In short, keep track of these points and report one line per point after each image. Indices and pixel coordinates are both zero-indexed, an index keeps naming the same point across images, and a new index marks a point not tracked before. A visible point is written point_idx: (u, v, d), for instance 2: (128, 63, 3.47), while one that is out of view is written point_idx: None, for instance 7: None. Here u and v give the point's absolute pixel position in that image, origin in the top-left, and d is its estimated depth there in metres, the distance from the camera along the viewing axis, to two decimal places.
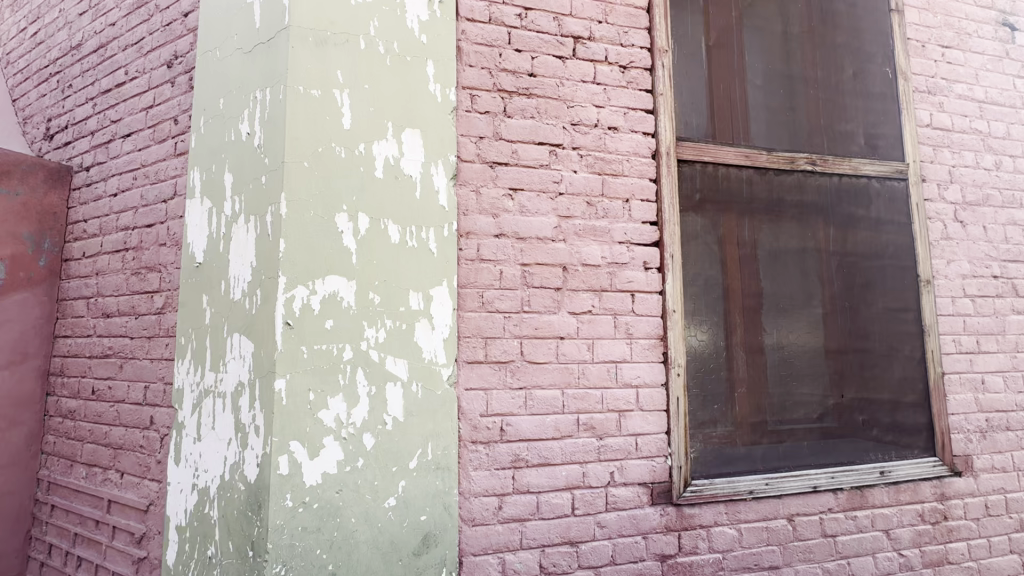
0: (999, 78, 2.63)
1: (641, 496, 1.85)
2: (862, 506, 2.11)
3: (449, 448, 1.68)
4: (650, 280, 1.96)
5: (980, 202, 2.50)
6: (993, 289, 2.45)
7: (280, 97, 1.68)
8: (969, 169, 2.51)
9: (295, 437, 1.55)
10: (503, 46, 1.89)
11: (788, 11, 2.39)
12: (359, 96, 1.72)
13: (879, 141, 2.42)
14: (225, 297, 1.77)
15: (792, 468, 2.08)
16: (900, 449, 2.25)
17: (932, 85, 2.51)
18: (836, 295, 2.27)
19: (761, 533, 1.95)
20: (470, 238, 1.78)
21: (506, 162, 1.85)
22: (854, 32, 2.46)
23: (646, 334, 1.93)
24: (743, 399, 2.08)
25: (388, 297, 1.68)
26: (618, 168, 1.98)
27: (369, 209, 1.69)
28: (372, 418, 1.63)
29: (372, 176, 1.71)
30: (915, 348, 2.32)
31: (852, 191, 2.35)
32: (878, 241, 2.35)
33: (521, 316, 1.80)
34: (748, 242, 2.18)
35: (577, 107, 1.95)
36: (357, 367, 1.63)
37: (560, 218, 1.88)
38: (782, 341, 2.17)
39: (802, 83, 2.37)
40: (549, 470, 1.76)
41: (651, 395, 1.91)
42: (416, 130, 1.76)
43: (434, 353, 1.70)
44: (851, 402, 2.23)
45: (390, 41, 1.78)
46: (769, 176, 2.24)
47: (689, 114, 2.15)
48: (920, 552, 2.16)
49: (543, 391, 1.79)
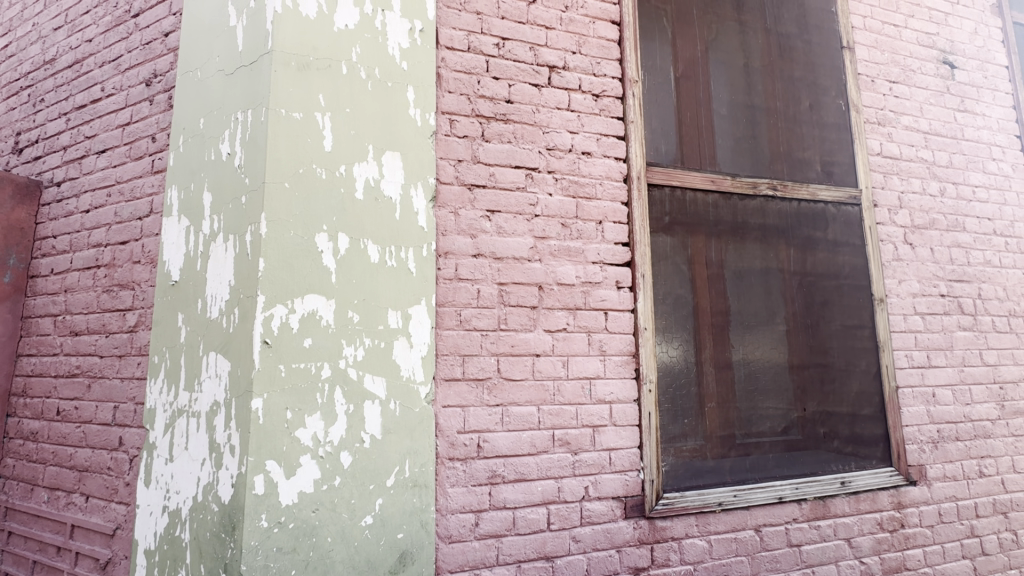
0: (941, 111, 2.84)
1: (614, 510, 1.90)
2: (825, 515, 2.20)
3: (427, 464, 1.70)
4: (622, 299, 2.04)
5: (927, 226, 2.68)
6: (940, 307, 2.61)
7: (261, 120, 1.71)
8: (916, 195, 2.69)
9: (271, 457, 1.55)
10: (481, 74, 1.98)
11: (749, 45, 2.55)
12: (341, 119, 1.77)
13: (834, 168, 2.58)
14: (201, 315, 1.77)
15: (759, 479, 2.16)
16: (860, 460, 2.36)
17: (881, 117, 2.70)
18: (797, 313, 2.40)
19: (730, 544, 2.01)
20: (449, 258, 1.84)
21: (484, 184, 1.91)
22: (810, 66, 2.64)
23: (619, 351, 2.00)
24: (712, 413, 2.16)
25: (367, 316, 1.71)
26: (592, 192, 2.06)
27: (349, 228, 1.73)
28: (350, 436, 1.65)
29: (352, 197, 1.75)
30: (871, 362, 2.45)
31: (811, 215, 2.50)
32: (835, 262, 2.49)
33: (498, 334, 1.85)
34: (715, 262, 2.28)
35: (552, 133, 2.04)
36: (335, 385, 1.65)
37: (536, 238, 1.95)
38: (747, 357, 2.27)
39: (763, 113, 2.52)
40: (525, 485, 1.80)
41: (624, 410, 1.97)
42: (396, 153, 1.82)
43: (412, 371, 1.73)
44: (813, 415, 2.34)
45: (372, 67, 1.84)
46: (734, 200, 2.36)
47: (658, 140, 2.27)
48: (880, 559, 2.25)
49: (520, 408, 1.83)
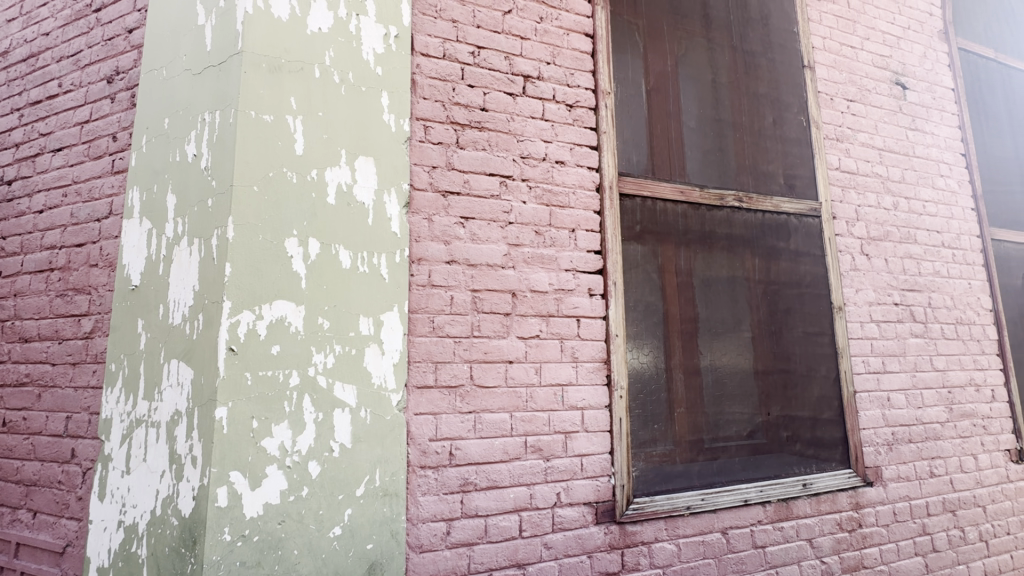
0: (894, 130, 3.00)
1: (586, 516, 1.91)
2: (788, 516, 2.27)
3: (398, 473, 1.68)
4: (594, 306, 2.07)
5: (881, 238, 2.81)
6: (894, 315, 2.75)
7: (230, 121, 1.68)
8: (872, 208, 2.83)
9: (235, 467, 1.50)
10: (457, 81, 1.99)
11: (717, 61, 2.64)
12: (313, 123, 1.75)
13: (796, 181, 2.69)
14: (163, 321, 1.71)
15: (725, 483, 2.22)
16: (820, 462, 2.45)
17: (839, 133, 2.83)
18: (761, 320, 2.48)
19: (698, 547, 2.05)
20: (422, 264, 1.83)
21: (458, 191, 1.92)
22: (773, 83, 2.75)
23: (591, 358, 2.02)
24: (681, 419, 2.21)
25: (338, 322, 1.69)
26: (565, 200, 2.09)
27: (320, 233, 1.70)
28: (318, 445, 1.61)
29: (323, 202, 1.73)
30: (830, 368, 2.55)
31: (774, 226, 2.59)
32: (797, 271, 2.59)
33: (472, 341, 1.85)
34: (684, 271, 2.34)
35: (526, 142, 2.06)
36: (304, 394, 1.61)
37: (509, 246, 1.97)
38: (715, 363, 2.34)
39: (730, 127, 2.61)
40: (497, 492, 1.80)
41: (596, 416, 1.99)
42: (369, 158, 1.81)
43: (384, 378, 1.71)
44: (776, 419, 2.41)
45: (346, 71, 1.83)
46: (702, 211, 2.43)
47: (630, 151, 2.32)
48: (840, 558, 2.34)
49: (492, 415, 1.83)
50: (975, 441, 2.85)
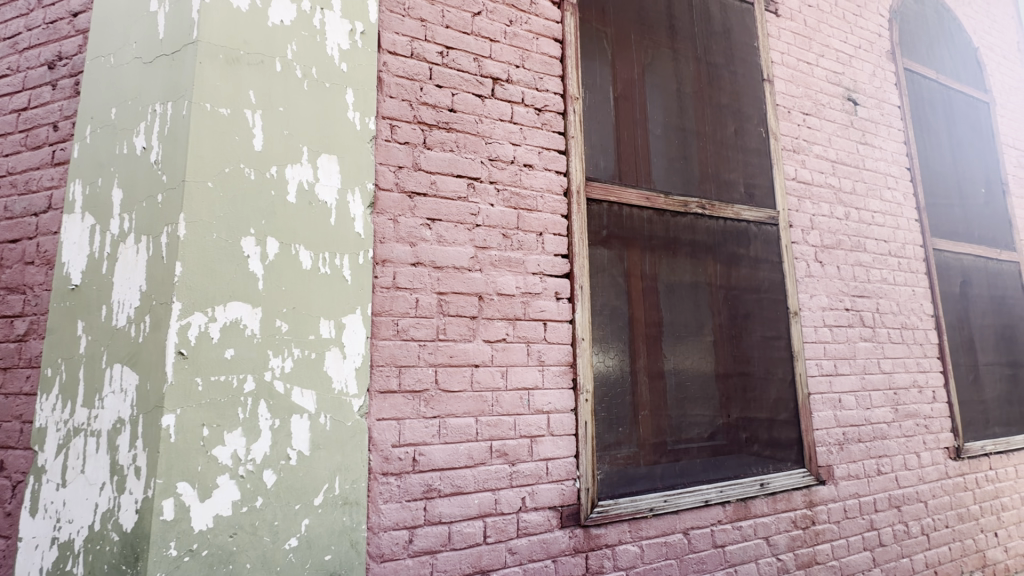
0: (847, 143, 3.15)
1: (551, 520, 1.91)
2: (746, 515, 2.33)
3: (359, 481, 1.63)
4: (561, 310, 2.07)
5: (834, 246, 2.94)
6: (845, 320, 2.87)
7: (183, 114, 1.60)
8: (825, 218, 2.96)
9: (183, 478, 1.42)
10: (424, 81, 1.96)
11: (682, 72, 2.71)
12: (273, 118, 1.68)
13: (756, 190, 2.78)
14: (106, 323, 1.61)
15: (687, 484, 2.26)
16: (776, 462, 2.52)
17: (796, 145, 2.95)
18: (722, 324, 2.54)
19: (661, 548, 2.08)
20: (387, 266, 1.79)
21: (425, 192, 1.89)
22: (735, 95, 2.84)
23: (557, 362, 2.02)
24: (646, 421, 2.24)
25: (297, 325, 1.63)
26: (533, 204, 2.09)
27: (278, 233, 1.64)
28: (274, 453, 1.54)
29: (283, 200, 1.66)
30: (787, 371, 2.64)
31: (735, 233, 2.67)
32: (756, 277, 2.67)
33: (437, 345, 1.82)
34: (649, 275, 2.38)
35: (494, 144, 2.05)
36: (259, 400, 1.55)
37: (476, 248, 1.95)
38: (678, 366, 2.38)
39: (694, 136, 2.67)
40: (461, 498, 1.77)
41: (561, 420, 1.99)
42: (332, 156, 1.76)
43: (345, 383, 1.66)
44: (736, 421, 2.48)
45: (309, 66, 1.77)
46: (667, 217, 2.48)
47: (598, 156, 2.34)
48: (794, 555, 2.41)
49: (457, 419, 1.80)
50: (918, 439, 3.01)
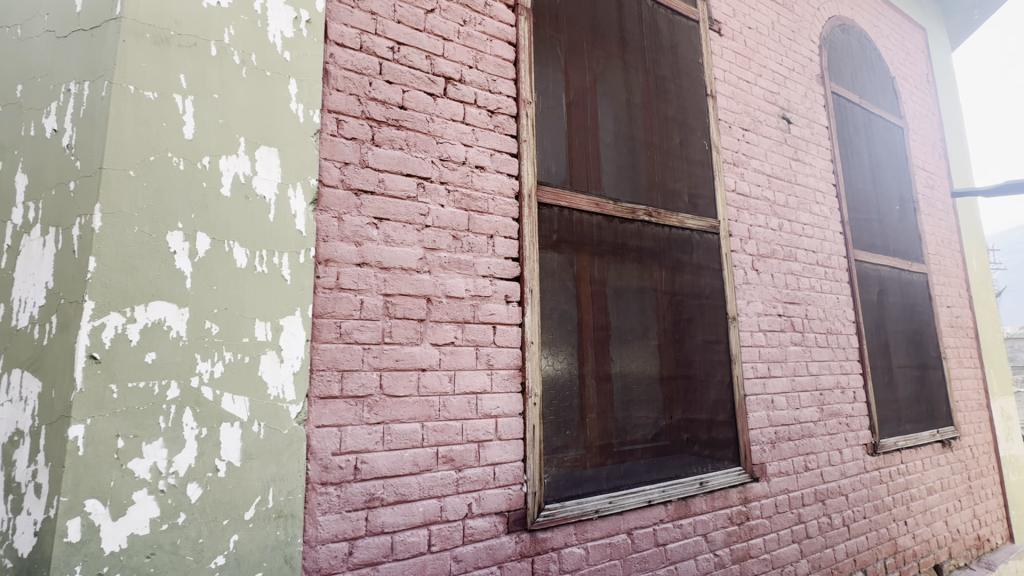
0: (781, 158, 3.35)
1: (497, 525, 1.88)
2: (686, 514, 2.41)
3: (295, 492, 1.54)
4: (510, 313, 2.06)
5: (769, 255, 3.12)
6: (777, 325, 3.05)
7: (101, 96, 1.46)
8: (762, 228, 3.13)
9: (92, 495, 1.28)
10: (374, 76, 1.90)
11: (631, 83, 2.78)
12: (206, 105, 1.57)
13: (699, 200, 2.89)
14: (5, 324, 1.44)
15: (631, 485, 2.31)
16: (715, 461, 2.63)
17: (736, 159, 3.10)
18: (666, 328, 2.63)
19: (605, 549, 2.11)
20: (330, 265, 1.71)
21: (372, 190, 1.82)
22: (681, 108, 2.95)
23: (506, 365, 2.01)
24: (593, 424, 2.27)
25: (228, 328, 1.52)
26: (484, 206, 2.07)
27: (210, 227, 1.53)
28: (200, 465, 1.43)
29: (216, 193, 1.55)
30: (725, 373, 2.76)
31: (679, 241, 2.76)
32: (698, 283, 2.78)
33: (382, 348, 1.76)
34: (598, 280, 2.42)
35: (445, 144, 2.02)
36: (184, 408, 1.43)
37: (425, 249, 1.90)
38: (624, 369, 2.43)
39: (642, 145, 2.75)
40: (405, 507, 1.72)
41: (509, 424, 1.98)
42: (272, 149, 1.66)
43: (282, 389, 1.57)
44: (678, 422, 2.56)
45: (248, 53, 1.67)
46: (615, 223, 2.53)
47: (550, 161, 2.35)
48: (730, 550, 2.52)
49: (402, 425, 1.75)
50: (841, 437, 3.23)
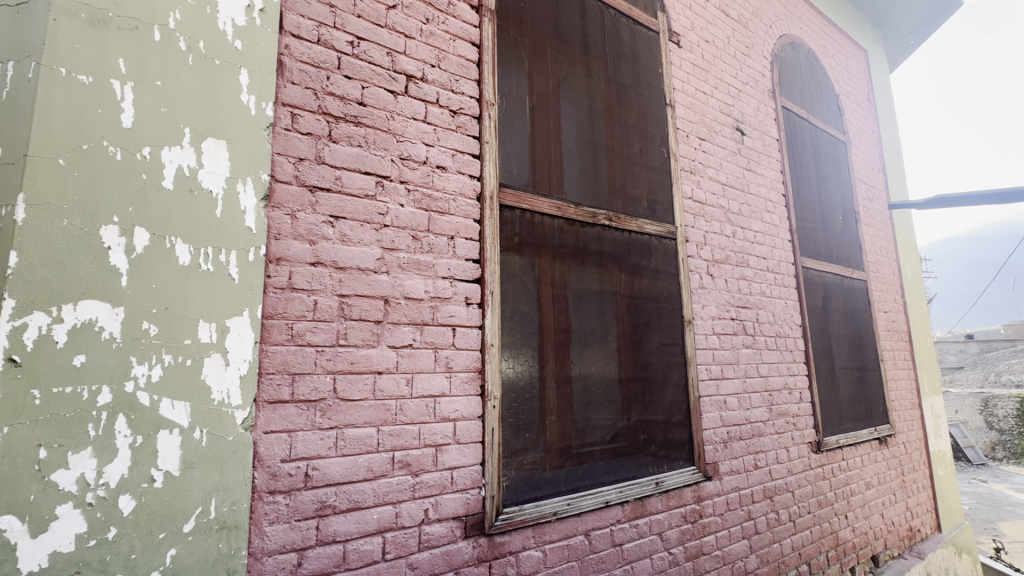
0: (735, 168, 3.48)
1: (454, 531, 1.85)
2: (642, 513, 2.45)
3: (240, 502, 1.46)
4: (471, 315, 2.04)
5: (723, 260, 3.23)
6: (730, 328, 3.16)
7: (28, 77, 1.34)
8: (716, 235, 3.24)
9: (8, 512, 1.16)
10: (332, 70, 1.84)
11: (594, 89, 2.83)
12: (148, 92, 1.48)
13: (658, 206, 2.97)
14: None
15: (589, 486, 2.33)
16: (670, 461, 2.69)
17: (693, 166, 3.20)
18: (625, 331, 2.67)
19: (563, 551, 2.11)
20: (282, 265, 1.65)
21: (328, 187, 1.77)
22: (641, 115, 3.01)
23: (466, 368, 1.99)
24: (552, 426, 2.27)
25: (169, 329, 1.43)
26: (445, 206, 2.04)
27: (150, 222, 1.44)
28: (134, 476, 1.33)
29: (157, 185, 1.46)
30: (681, 375, 2.83)
31: (638, 245, 2.82)
32: (656, 287, 2.85)
33: (336, 350, 1.70)
34: (559, 283, 2.43)
35: (406, 142, 1.98)
36: (116, 414, 1.33)
37: (384, 249, 1.86)
38: (584, 372, 2.45)
39: (603, 151, 2.80)
40: (359, 514, 1.66)
41: (468, 427, 1.95)
42: (221, 141, 1.59)
43: (227, 393, 1.49)
44: (635, 423, 2.61)
45: (195, 40, 1.58)
46: (577, 226, 2.56)
47: (512, 163, 2.35)
48: (684, 548, 2.58)
49: (357, 430, 1.70)
50: (788, 435, 3.37)
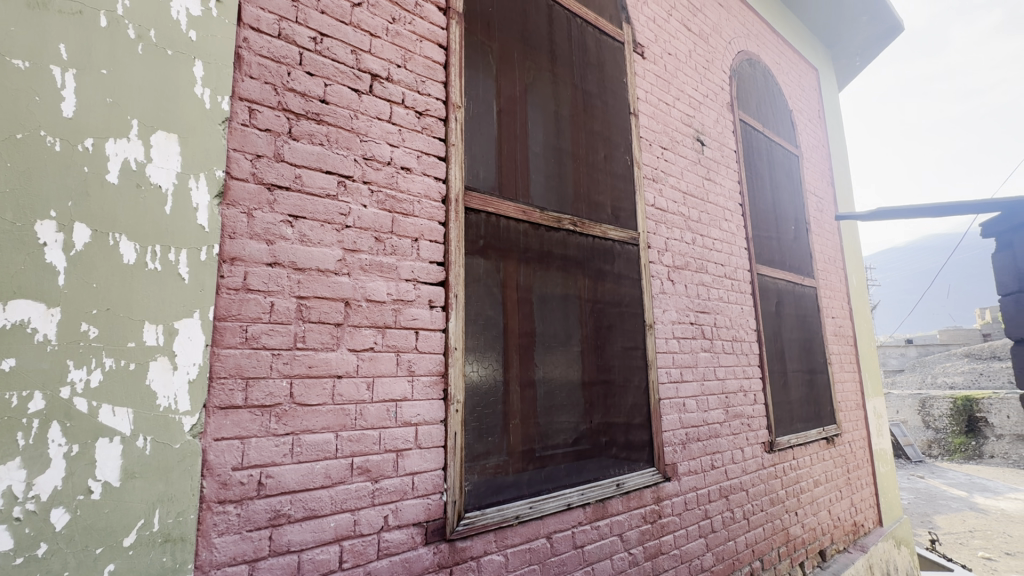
0: (695, 177, 3.60)
1: (415, 537, 1.82)
2: (603, 515, 2.48)
3: (186, 513, 1.39)
4: (434, 318, 2.02)
5: (683, 266, 3.33)
6: (689, 333, 3.25)
7: None
8: (677, 241, 3.33)
9: None
10: (293, 66, 1.79)
11: (560, 96, 2.86)
12: (92, 81, 1.40)
13: (621, 212, 3.02)
14: None
15: (552, 489, 2.34)
16: (631, 463, 2.74)
17: (655, 175, 3.29)
18: (588, 335, 2.71)
19: (524, 554, 2.12)
20: (236, 264, 1.58)
21: (287, 186, 1.72)
22: (606, 123, 3.07)
23: (429, 372, 1.96)
24: (515, 430, 2.27)
25: (111, 331, 1.35)
26: (409, 208, 2.02)
27: (91, 217, 1.36)
28: (68, 488, 1.25)
29: (100, 179, 1.38)
30: (642, 378, 2.89)
31: (602, 250, 2.87)
32: (619, 292, 2.90)
33: (294, 354, 1.65)
34: (523, 287, 2.44)
35: (370, 142, 1.95)
36: (50, 422, 1.24)
37: (345, 251, 1.82)
38: (547, 375, 2.47)
39: (569, 157, 2.83)
40: (315, 522, 1.61)
41: (430, 432, 1.93)
42: (172, 135, 1.52)
43: (174, 399, 1.42)
44: (598, 426, 2.64)
45: (146, 28, 1.51)
46: (542, 231, 2.58)
47: (478, 167, 2.35)
48: (644, 548, 2.63)
49: (314, 436, 1.65)
50: (743, 436, 3.49)
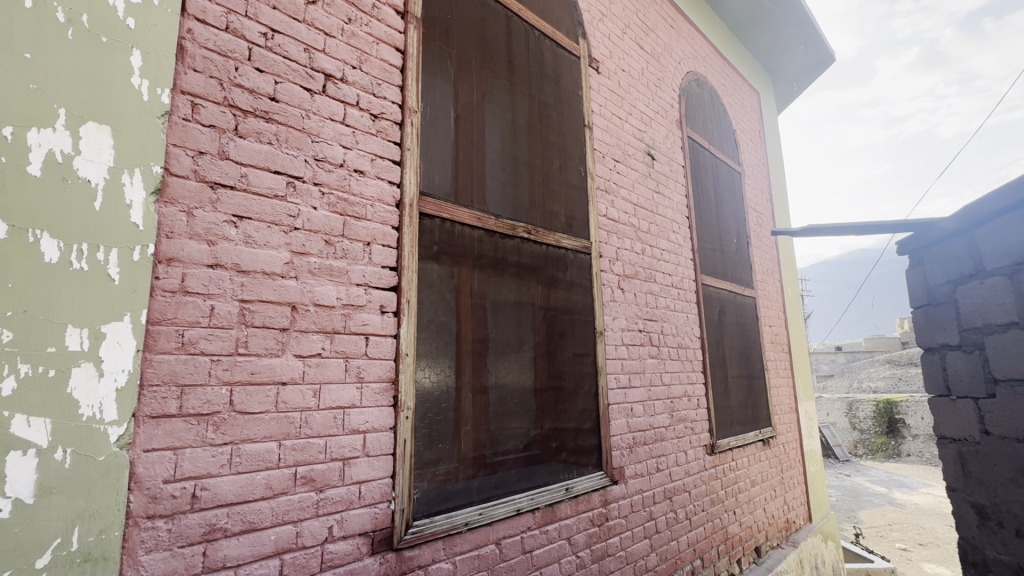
0: (645, 190, 3.74)
1: (360, 547, 1.78)
2: (552, 519, 2.52)
3: (110, 530, 1.30)
4: (386, 324, 1.99)
5: (633, 275, 3.44)
6: (638, 340, 3.37)
7: None
8: (627, 251, 3.45)
9: None
10: (241, 61, 1.73)
11: (517, 105, 2.91)
12: (13, 65, 1.30)
13: (574, 222, 3.10)
14: None
15: (501, 495, 2.35)
16: (580, 467, 2.79)
17: (607, 186, 3.39)
18: (540, 341, 2.75)
19: (473, 561, 2.12)
20: (173, 265, 1.51)
21: (232, 185, 1.65)
22: (562, 134, 3.15)
23: (378, 378, 1.93)
24: (466, 436, 2.27)
25: (28, 334, 1.25)
26: (361, 212, 1.99)
27: (7, 211, 1.25)
28: None
29: (20, 171, 1.28)
30: (591, 384, 2.96)
31: (555, 258, 2.92)
32: (571, 299, 2.96)
33: (235, 360, 1.58)
34: (477, 293, 2.45)
35: (322, 143, 1.91)
36: None
37: (293, 253, 1.77)
38: (499, 381, 2.48)
39: (524, 165, 2.88)
40: (253, 536, 1.55)
41: (379, 440, 1.89)
42: (104, 127, 1.43)
43: (99, 408, 1.33)
44: (548, 431, 2.68)
45: (78, 12, 1.43)
46: (496, 238, 2.60)
47: (433, 172, 2.34)
48: (591, 550, 2.68)
49: (255, 445, 1.59)
50: (686, 439, 3.64)
